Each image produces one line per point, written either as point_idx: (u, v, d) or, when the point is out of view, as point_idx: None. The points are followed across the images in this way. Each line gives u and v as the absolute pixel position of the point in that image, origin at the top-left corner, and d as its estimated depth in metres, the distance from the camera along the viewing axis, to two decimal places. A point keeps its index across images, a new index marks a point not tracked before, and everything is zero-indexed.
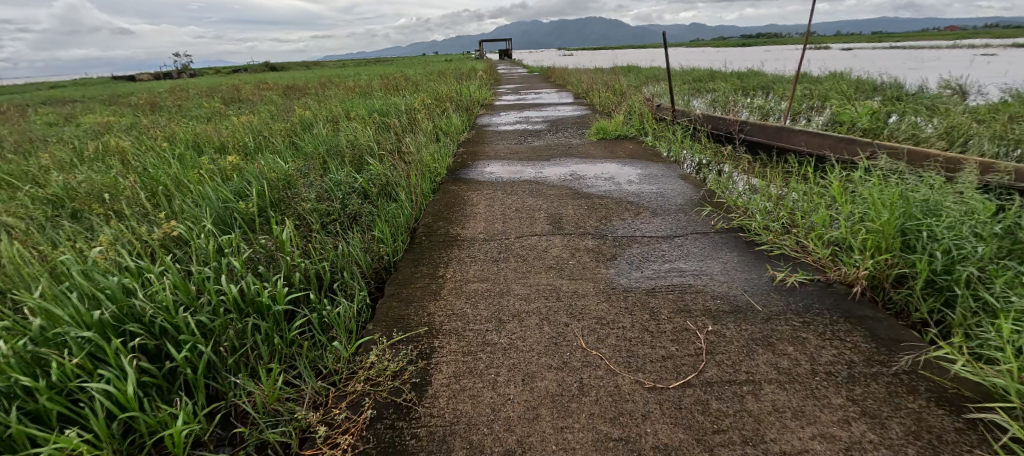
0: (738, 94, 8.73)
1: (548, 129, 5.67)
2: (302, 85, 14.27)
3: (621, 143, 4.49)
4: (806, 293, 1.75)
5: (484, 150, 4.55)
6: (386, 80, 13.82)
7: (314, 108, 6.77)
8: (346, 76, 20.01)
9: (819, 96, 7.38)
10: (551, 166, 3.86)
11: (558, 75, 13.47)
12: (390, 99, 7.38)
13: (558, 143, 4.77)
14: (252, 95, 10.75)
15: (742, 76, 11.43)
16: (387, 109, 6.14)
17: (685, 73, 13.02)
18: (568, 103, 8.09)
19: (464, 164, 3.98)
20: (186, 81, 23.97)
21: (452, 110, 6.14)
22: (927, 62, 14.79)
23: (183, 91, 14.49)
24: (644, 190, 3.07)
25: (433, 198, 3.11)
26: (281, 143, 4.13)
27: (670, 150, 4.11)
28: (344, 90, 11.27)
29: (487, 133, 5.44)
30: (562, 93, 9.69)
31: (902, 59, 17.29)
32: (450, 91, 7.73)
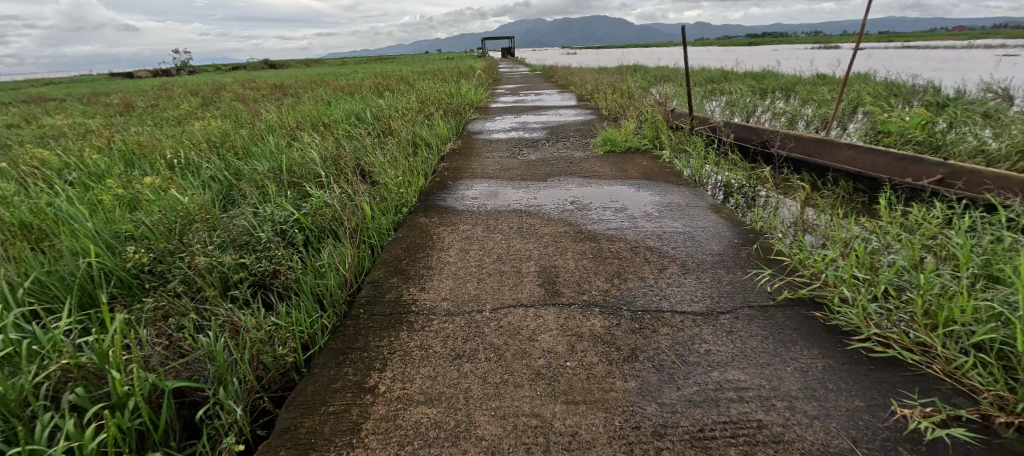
0: (757, 97, 7.93)
1: (547, 138, 4.93)
2: (289, 84, 13.52)
3: (632, 158, 3.77)
4: (954, 445, 1.07)
5: (468, 165, 3.81)
6: (379, 79, 13.12)
7: (286, 112, 6.07)
8: (340, 74, 19.18)
9: (851, 100, 6.58)
10: (547, 188, 3.16)
11: (560, 75, 12.72)
12: (373, 102, 6.68)
13: (557, 156, 4.06)
14: (233, 96, 10.05)
15: (759, 76, 10.60)
16: (364, 114, 5.42)
17: (697, 73, 12.19)
18: (571, 106, 7.37)
19: (442, 186, 3.26)
20: (179, 79, 23.22)
21: (438, 114, 5.41)
22: (951, 62, 13.99)
23: (166, 89, 13.80)
24: (665, 229, 2.36)
25: (393, 237, 2.41)
26: (222, 159, 3.43)
27: (691, 169, 3.42)
28: (330, 90, 10.52)
29: (475, 143, 4.70)
30: (564, 95, 8.96)
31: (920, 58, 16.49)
32: (439, 92, 6.98)
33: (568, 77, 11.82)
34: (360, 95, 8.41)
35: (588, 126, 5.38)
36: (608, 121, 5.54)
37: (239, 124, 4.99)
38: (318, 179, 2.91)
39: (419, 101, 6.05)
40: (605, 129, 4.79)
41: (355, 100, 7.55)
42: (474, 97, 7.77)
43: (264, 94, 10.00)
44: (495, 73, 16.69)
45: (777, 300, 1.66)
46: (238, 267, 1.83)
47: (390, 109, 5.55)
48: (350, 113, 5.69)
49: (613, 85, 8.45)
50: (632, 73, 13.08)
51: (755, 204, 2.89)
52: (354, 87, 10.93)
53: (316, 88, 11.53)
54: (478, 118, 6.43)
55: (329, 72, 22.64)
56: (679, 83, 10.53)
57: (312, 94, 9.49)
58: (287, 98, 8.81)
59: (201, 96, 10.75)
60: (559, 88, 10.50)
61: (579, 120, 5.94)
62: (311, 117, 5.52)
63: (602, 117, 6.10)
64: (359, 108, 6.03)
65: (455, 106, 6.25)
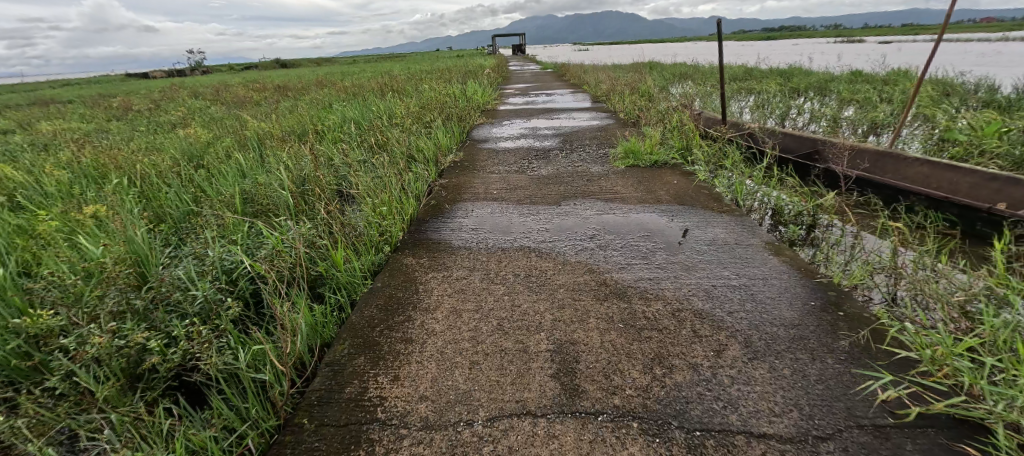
0: (788, 97, 7.29)
1: (561, 147, 4.41)
2: (293, 84, 13.14)
3: (661, 176, 3.25)
4: None
5: (468, 183, 3.31)
6: (385, 79, 12.66)
7: (279, 118, 5.63)
8: (348, 74, 18.81)
9: (898, 103, 5.93)
10: (561, 215, 2.66)
11: (573, 73, 12.14)
12: (373, 106, 6.21)
13: (573, 171, 3.54)
14: (231, 99, 9.65)
15: (786, 74, 9.91)
16: (360, 123, 4.98)
17: (718, 72, 11.52)
18: (585, 108, 6.82)
19: (437, 212, 2.77)
20: (188, 79, 23.13)
21: (440, 121, 4.93)
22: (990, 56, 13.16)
23: (169, 91, 13.50)
24: (715, 280, 1.84)
25: (370, 289, 1.93)
26: (188, 178, 2.99)
27: (733, 192, 2.89)
28: (333, 92, 10.11)
29: (479, 154, 4.19)
30: (578, 96, 8.40)
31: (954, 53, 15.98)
32: (443, 95, 6.47)
33: (581, 76, 11.25)
34: (361, 97, 7.96)
35: (607, 132, 4.85)
36: (628, 128, 5.00)
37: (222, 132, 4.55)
38: (290, 210, 2.46)
39: (420, 105, 5.58)
40: (626, 138, 4.26)
41: (354, 103, 7.10)
42: (482, 99, 7.27)
43: (264, 97, 9.61)
44: (506, 72, 16.13)
45: (902, 420, 1.15)
46: (151, 349, 1.37)
47: (388, 117, 5.09)
48: (345, 120, 5.24)
49: (631, 85, 7.87)
50: (648, 70, 12.44)
51: (821, 243, 2.36)
52: (357, 88, 10.50)
53: (319, 89, 11.14)
54: (485, 123, 5.93)
55: (337, 71, 22.34)
56: (700, 82, 9.88)
57: (313, 97, 9.06)
58: (286, 101, 8.40)
59: (201, 98, 10.43)
60: (572, 88, 9.94)
61: (596, 125, 5.40)
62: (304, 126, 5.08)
63: (621, 122, 5.55)
64: (357, 113, 5.58)
65: (460, 109, 5.78)
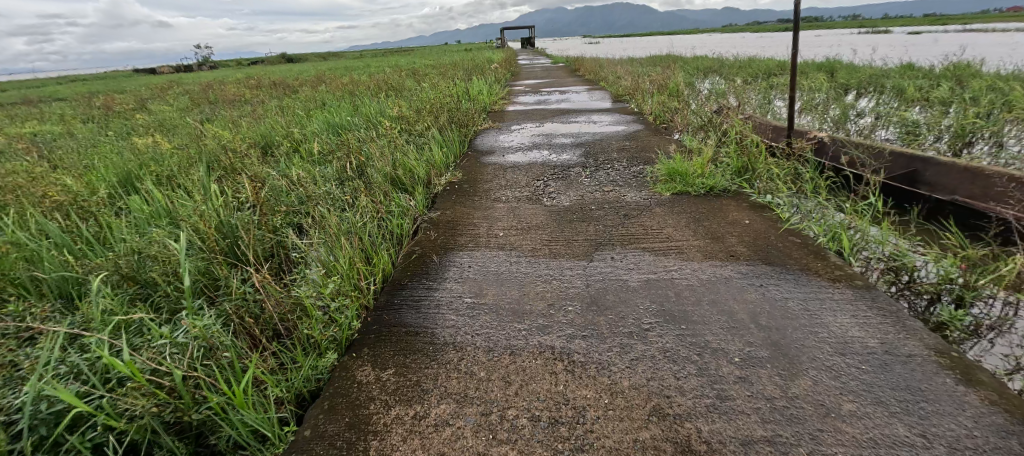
0: (841, 97, 6.30)
1: (585, 163, 3.56)
2: (286, 81, 12.22)
3: (726, 212, 2.42)
4: None
5: (465, 221, 2.49)
6: (385, 75, 11.80)
7: (251, 125, 4.86)
8: (349, 70, 17.87)
9: (983, 105, 4.97)
10: (596, 278, 1.85)
11: (588, 69, 11.19)
12: (362, 109, 5.42)
13: (605, 201, 2.72)
14: (215, 98, 8.85)
15: (827, 71, 8.87)
16: (341, 134, 4.16)
17: (748, 68, 10.47)
18: (606, 109, 5.96)
19: (419, 272, 1.97)
20: (185, 75, 22.26)
21: (437, 130, 4.11)
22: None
23: (157, 88, 12.72)
24: (889, 448, 1.05)
25: (289, 447, 1.16)
26: (88, 220, 2.21)
27: (835, 242, 2.08)
28: (325, 90, 9.21)
29: (481, 174, 3.35)
30: (595, 94, 7.53)
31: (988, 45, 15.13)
32: (443, 94, 5.59)
33: (597, 72, 10.25)
34: (352, 98, 7.07)
35: (640, 141, 4.00)
36: (663, 137, 4.13)
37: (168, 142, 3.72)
38: (198, 283, 1.66)
39: (414, 108, 4.73)
40: (668, 154, 3.42)
41: (342, 106, 6.22)
42: (487, 100, 6.37)
43: (248, 97, 8.71)
44: (514, 66, 15.22)
45: None
46: None
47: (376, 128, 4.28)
48: (327, 131, 4.43)
49: (657, 81, 6.89)
50: (670, 65, 11.46)
51: (999, 345, 1.56)
52: (351, 85, 9.57)
53: (312, 87, 10.23)
54: (491, 129, 5.06)
55: (339, 67, 21.42)
56: (732, 78, 8.82)
57: (301, 98, 8.17)
58: (270, 103, 7.52)
59: (180, 98, 9.51)
60: (588, 85, 8.97)
61: (623, 132, 4.53)
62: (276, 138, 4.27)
63: (652, 128, 4.68)
64: (340, 120, 4.75)
65: (462, 113, 4.92)
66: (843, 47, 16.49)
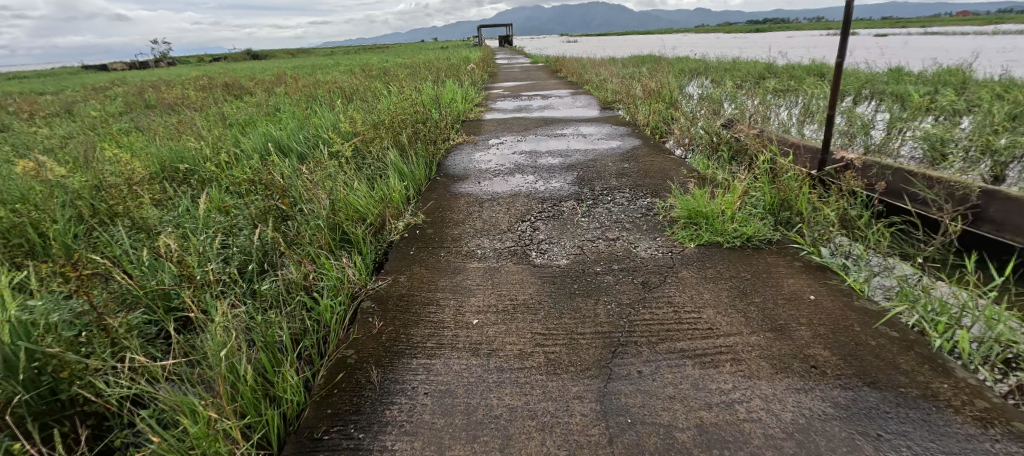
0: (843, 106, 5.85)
1: (580, 194, 2.90)
2: (239, 83, 11.07)
3: (779, 279, 1.80)
4: None
5: (423, 298, 1.80)
6: (352, 77, 10.89)
7: (173, 143, 4.00)
8: (314, 69, 16.70)
9: (1004, 116, 4.54)
10: (622, 420, 1.19)
11: (569, 70, 10.59)
12: (314, 121, 4.62)
13: (612, 257, 2.06)
14: (154, 106, 7.82)
15: (818, 76, 8.49)
16: (279, 158, 3.37)
17: (734, 71, 10.08)
18: (595, 119, 5.34)
19: (345, 407, 1.28)
20: (136, 74, 20.53)
21: (397, 152, 3.38)
22: (1006, 51, 12.36)
23: (94, 89, 11.41)
24: None
25: None
26: None
27: (942, 333, 1.48)
28: (279, 94, 8.23)
29: (448, 213, 2.64)
30: (580, 100, 6.91)
31: (959, 47, 15.34)
32: (409, 101, 4.81)
33: (579, 75, 9.60)
34: (305, 106, 6.19)
35: (642, 164, 3.37)
36: (667, 157, 3.52)
37: (38, 171, 2.83)
38: None
39: (372, 122, 3.97)
40: (682, 185, 2.80)
41: (292, 116, 5.36)
42: (460, 108, 5.62)
43: (192, 103, 7.73)
44: (491, 66, 14.52)
45: None
46: None
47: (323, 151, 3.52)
48: (262, 153, 3.63)
49: (648, 85, 6.27)
50: (654, 67, 10.97)
51: None
52: (310, 89, 8.61)
53: (265, 90, 9.19)
54: (465, 144, 4.34)
55: (306, 66, 20.21)
56: (721, 83, 8.37)
57: (249, 105, 7.19)
58: (210, 112, 6.54)
59: (108, 105, 8.31)
60: (570, 89, 8.31)
61: (619, 149, 3.89)
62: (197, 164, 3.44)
63: (651, 144, 4.05)
64: (282, 137, 3.94)
65: (430, 127, 4.18)
66: (823, 49, 16.39)
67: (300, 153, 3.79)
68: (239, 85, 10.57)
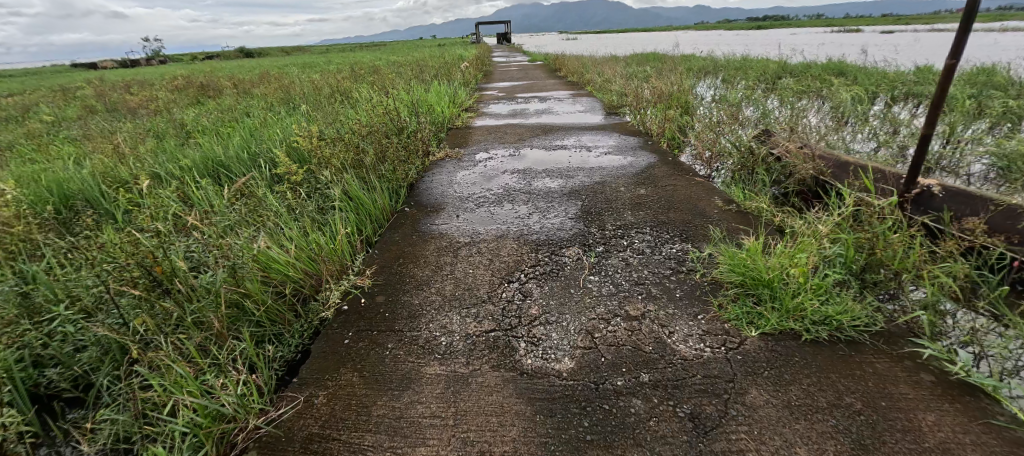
0: (880, 112, 5.15)
1: (585, 236, 2.22)
2: (215, 84, 10.30)
3: (906, 414, 1.14)
4: None
5: (341, 445, 1.14)
6: (337, 76, 10.17)
7: (93, 162, 3.32)
8: (301, 68, 15.93)
9: None
10: None
11: (570, 68, 9.87)
12: (271, 132, 3.94)
13: (638, 358, 1.39)
14: (113, 112, 7.11)
15: (841, 77, 7.78)
16: (206, 186, 2.68)
17: (747, 70, 9.38)
18: (600, 127, 4.65)
19: None
20: (118, 74, 19.72)
21: (355, 178, 2.69)
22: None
23: (63, 90, 10.68)
24: None
25: None
26: None
27: None
28: (250, 98, 7.48)
29: (409, 269, 1.96)
30: (582, 104, 6.23)
31: (977, 43, 14.63)
32: (382, 108, 4.11)
33: (580, 75, 8.88)
34: (271, 114, 5.47)
35: (662, 192, 2.69)
36: (692, 182, 2.84)
37: None
38: None
39: (331, 136, 3.27)
40: (720, 229, 2.12)
41: (250, 125, 4.63)
42: (445, 114, 4.92)
43: (155, 107, 7.02)
44: (488, 65, 13.80)
45: None
46: None
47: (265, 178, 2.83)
48: (190, 179, 2.92)
49: (658, 87, 5.56)
50: (661, 66, 10.27)
51: None
52: (285, 91, 7.87)
53: (239, 92, 8.47)
54: (447, 161, 3.64)
55: (296, 64, 19.47)
56: (736, 84, 7.68)
57: (211, 111, 6.44)
58: (164, 120, 5.79)
59: (61, 112, 7.54)
60: (570, 91, 7.59)
61: (631, 169, 3.20)
62: (104, 194, 2.74)
63: (669, 161, 3.36)
64: (221, 157, 3.24)
65: (404, 142, 3.49)
66: (836, 47, 15.63)
67: (241, 177, 3.10)
68: (212, 86, 9.78)
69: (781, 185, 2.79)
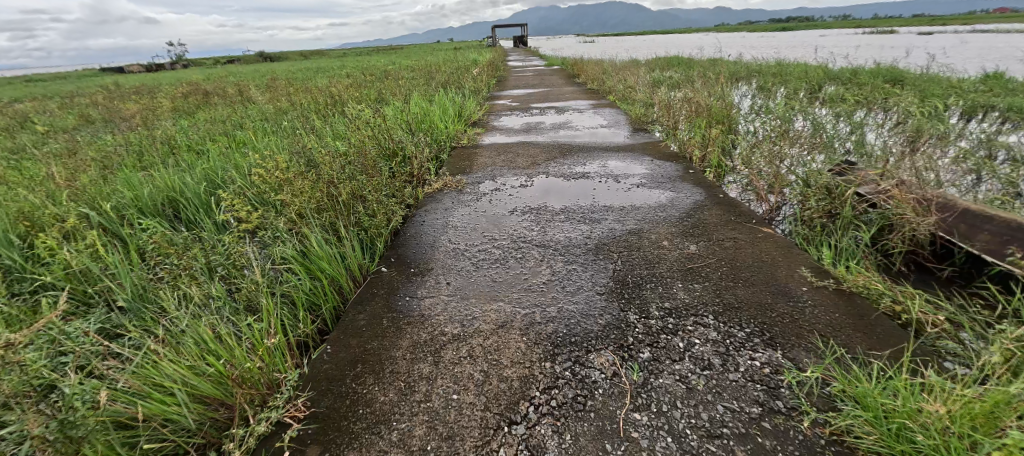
0: (961, 129, 4.35)
1: (622, 327, 1.57)
2: (219, 90, 9.93)
3: None
4: None
5: None
6: (345, 83, 9.72)
7: (28, 192, 2.80)
8: (313, 73, 15.57)
9: None
10: None
11: (590, 74, 9.20)
12: (246, 155, 3.41)
13: None
14: (105, 123, 6.73)
15: (897, 86, 6.93)
16: (139, 245, 2.13)
17: (786, 76, 8.57)
18: (628, 147, 4.00)
19: None
20: (136, 78, 19.77)
21: (319, 231, 2.10)
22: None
23: (70, 97, 10.49)
24: None
25: None
26: None
27: None
28: (247, 107, 7.01)
29: (366, 388, 1.35)
30: (606, 116, 5.57)
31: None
32: (374, 127, 3.52)
33: (600, 83, 8.20)
34: (260, 130, 4.95)
35: (722, 253, 2.01)
36: (759, 236, 2.16)
37: None
38: None
39: (304, 166, 2.69)
40: (824, 335, 1.46)
41: (231, 148, 4.12)
42: (450, 132, 4.33)
43: (149, 118, 6.62)
44: (503, 70, 13.22)
45: None
46: None
47: (215, 230, 2.27)
48: (132, 227, 2.39)
49: (694, 99, 4.86)
50: (689, 73, 9.52)
51: None
52: (285, 99, 7.39)
53: (241, 101, 8.06)
54: (446, 192, 3.03)
55: (310, 68, 19.26)
56: (777, 94, 6.91)
57: (202, 123, 5.97)
58: (149, 135, 5.33)
59: (54, 122, 7.18)
60: (591, 100, 6.92)
61: (674, 211, 2.52)
62: (17, 243, 2.21)
63: (720, 198, 2.69)
64: (177, 192, 2.71)
65: (393, 176, 2.91)
66: (879, 50, 14.50)
67: (196, 218, 2.56)
68: (215, 93, 9.39)
69: (879, 242, 2.10)
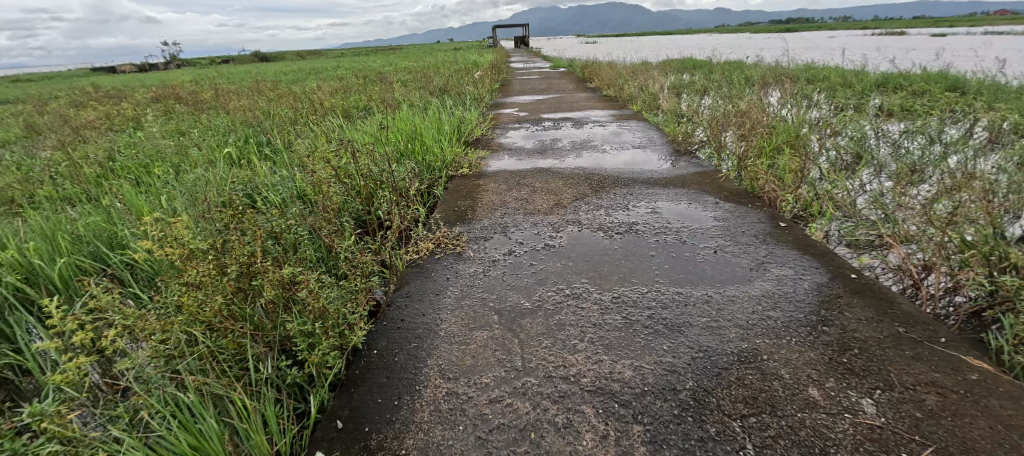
0: None
1: None
2: (192, 93, 8.94)
3: None
4: None
5: None
6: (333, 87, 8.80)
7: None
8: (302, 74, 14.61)
9: None
10: None
11: (604, 78, 8.32)
12: (168, 194, 2.49)
13: None
14: (44, 130, 5.75)
15: (963, 98, 6.04)
16: None
17: (825, 82, 7.68)
18: (676, 178, 3.10)
19: None
20: (116, 77, 18.64)
21: (208, 383, 1.17)
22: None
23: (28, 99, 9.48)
24: None
25: None
26: None
27: None
28: (213, 116, 6.04)
29: None
30: (634, 132, 4.67)
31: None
32: (344, 157, 2.60)
33: (619, 90, 7.24)
34: (214, 154, 4.01)
35: (940, 434, 1.10)
36: (976, 385, 1.25)
37: None
38: None
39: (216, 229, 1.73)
40: None
41: (167, 185, 3.19)
42: (447, 157, 3.41)
43: (96, 127, 5.67)
44: (506, 73, 12.32)
45: None
46: None
47: (48, 369, 1.35)
48: None
49: (748, 112, 3.95)
50: (713, 79, 8.64)
51: None
52: (259, 107, 6.41)
53: (213, 107, 7.12)
54: (439, 256, 2.12)
55: (302, 69, 18.30)
56: (824, 105, 6.04)
57: (150, 138, 4.97)
58: (80, 151, 4.36)
59: None
60: (611, 110, 6.00)
61: (798, 313, 1.59)
62: None
63: (853, 280, 1.78)
64: (32, 267, 1.80)
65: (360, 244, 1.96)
66: (901, 53, 13.76)
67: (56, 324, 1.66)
68: (182, 95, 8.32)
69: None
